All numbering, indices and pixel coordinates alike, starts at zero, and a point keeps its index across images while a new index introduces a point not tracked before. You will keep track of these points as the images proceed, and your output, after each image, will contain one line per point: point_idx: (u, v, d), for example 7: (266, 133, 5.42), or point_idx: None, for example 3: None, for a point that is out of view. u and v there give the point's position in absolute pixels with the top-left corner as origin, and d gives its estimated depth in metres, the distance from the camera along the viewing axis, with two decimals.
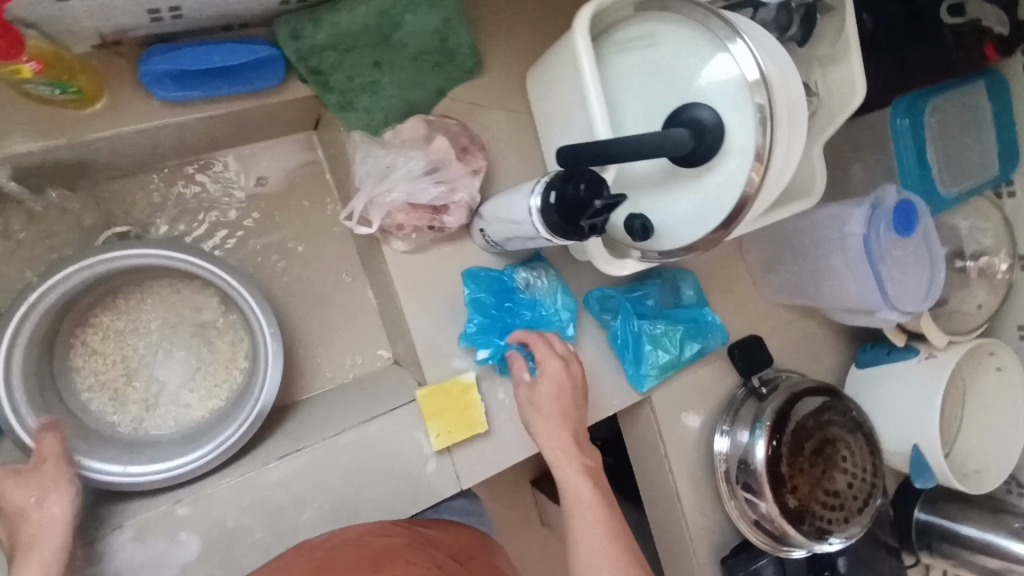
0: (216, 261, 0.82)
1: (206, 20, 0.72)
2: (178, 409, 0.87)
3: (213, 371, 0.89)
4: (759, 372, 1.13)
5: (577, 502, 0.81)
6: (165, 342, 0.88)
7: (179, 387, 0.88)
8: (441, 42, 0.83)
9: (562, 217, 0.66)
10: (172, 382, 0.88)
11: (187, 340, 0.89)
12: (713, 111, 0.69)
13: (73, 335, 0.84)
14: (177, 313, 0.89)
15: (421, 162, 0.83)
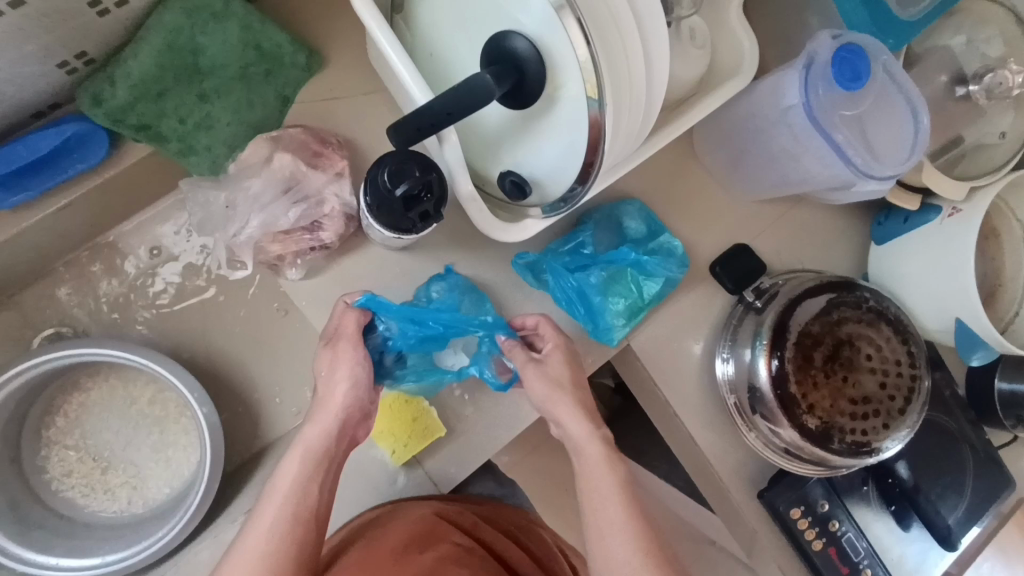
0: (124, 343, 0.81)
1: (7, 115, 0.69)
2: (155, 486, 0.89)
3: (174, 443, 0.90)
4: (753, 284, 0.98)
5: (588, 480, 0.73)
6: (123, 427, 0.90)
7: (149, 466, 0.89)
8: (258, 49, 0.76)
9: (385, 212, 0.59)
10: (142, 463, 0.89)
11: (143, 420, 0.90)
12: (528, 39, 0.57)
13: (38, 444, 0.88)
14: (125, 397, 0.90)
15: (277, 183, 0.77)
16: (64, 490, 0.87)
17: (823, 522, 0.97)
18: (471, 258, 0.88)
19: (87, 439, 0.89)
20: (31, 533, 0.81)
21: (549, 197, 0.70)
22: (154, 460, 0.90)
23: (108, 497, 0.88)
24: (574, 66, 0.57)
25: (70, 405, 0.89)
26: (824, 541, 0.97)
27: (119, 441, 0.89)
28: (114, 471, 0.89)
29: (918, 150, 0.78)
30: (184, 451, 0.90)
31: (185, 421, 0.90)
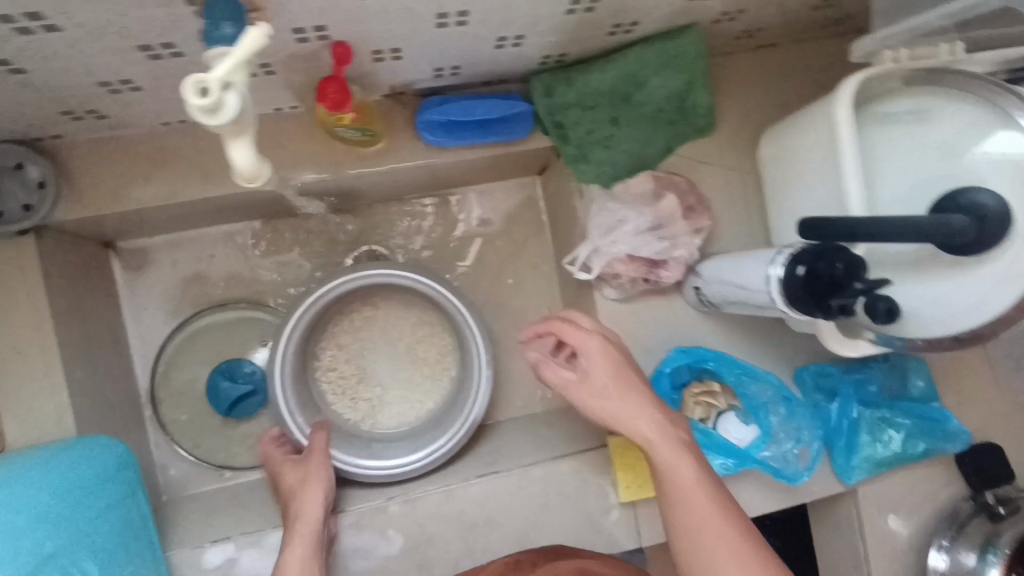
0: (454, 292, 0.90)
1: (477, 76, 0.80)
2: (393, 412, 0.97)
3: (422, 380, 0.99)
4: (994, 487, 0.95)
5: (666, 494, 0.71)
6: (388, 350, 0.99)
7: (397, 392, 0.98)
8: (679, 102, 0.84)
9: (808, 293, 0.64)
10: (392, 385, 0.98)
11: (406, 352, 0.99)
12: (997, 196, 0.60)
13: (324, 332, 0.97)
14: (401, 326, 1.00)
15: (646, 219, 0.83)
16: (323, 382, 0.96)
17: None
18: (759, 348, 0.91)
19: (359, 348, 0.99)
20: (304, 412, 0.89)
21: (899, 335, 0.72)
22: (402, 388, 0.98)
23: (355, 405, 0.97)
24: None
25: (360, 312, 0.99)
26: None
27: (383, 358, 0.99)
28: (368, 381, 0.98)
29: None
30: (430, 392, 0.98)
31: (440, 367, 0.99)
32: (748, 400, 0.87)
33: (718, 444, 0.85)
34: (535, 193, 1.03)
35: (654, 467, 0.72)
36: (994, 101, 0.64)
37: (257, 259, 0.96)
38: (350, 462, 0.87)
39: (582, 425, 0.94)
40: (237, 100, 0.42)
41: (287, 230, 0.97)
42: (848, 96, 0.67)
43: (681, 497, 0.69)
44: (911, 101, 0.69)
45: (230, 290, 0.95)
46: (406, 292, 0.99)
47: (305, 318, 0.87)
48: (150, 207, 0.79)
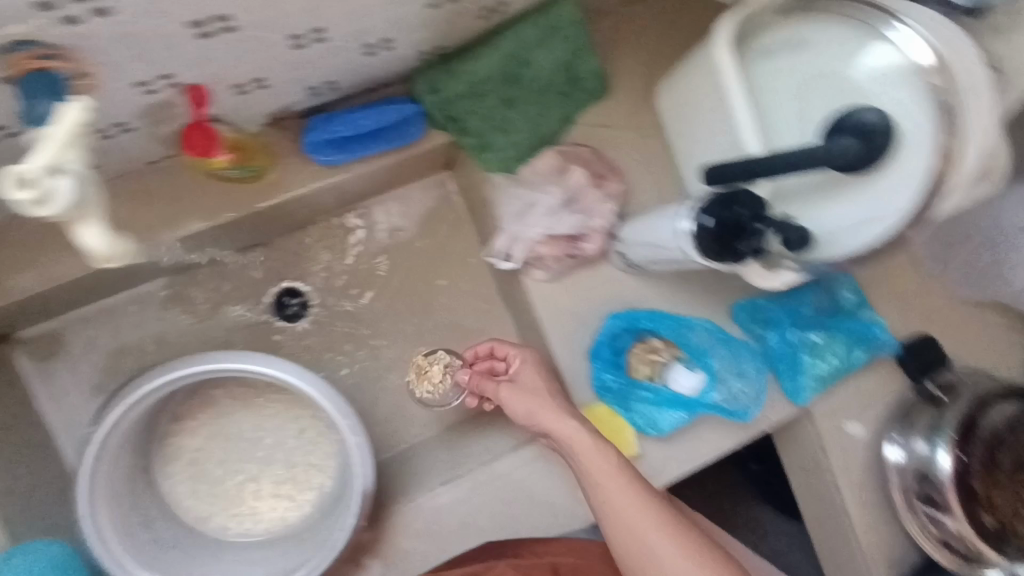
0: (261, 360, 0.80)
1: (356, 86, 0.77)
2: (271, 516, 0.94)
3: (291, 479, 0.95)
4: (936, 377, 0.99)
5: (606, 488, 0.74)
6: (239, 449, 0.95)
7: (263, 493, 0.95)
8: (568, 72, 0.83)
9: (720, 243, 0.64)
10: (258, 490, 0.95)
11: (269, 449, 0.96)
12: (880, 112, 0.62)
13: (163, 454, 0.93)
14: (261, 423, 0.96)
15: (558, 196, 0.82)
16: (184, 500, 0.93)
17: None
18: (694, 297, 0.92)
19: (209, 460, 0.95)
20: (146, 543, 0.83)
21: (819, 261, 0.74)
22: (268, 489, 0.95)
23: (235, 516, 0.94)
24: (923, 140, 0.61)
25: (203, 421, 0.95)
26: None
27: (240, 467, 0.95)
28: (231, 493, 0.94)
29: None
30: (299, 487, 0.95)
31: (314, 460, 0.96)
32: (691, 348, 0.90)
33: (671, 399, 0.88)
34: (448, 188, 1.01)
35: (595, 484, 0.75)
36: (861, 18, 0.65)
37: (175, 316, 0.92)
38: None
39: None
40: (72, 183, 0.40)
41: (202, 280, 0.94)
42: (726, 39, 0.68)
43: (617, 553, 0.74)
44: (790, 33, 0.70)
45: (152, 355, 0.92)
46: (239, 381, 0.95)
47: (104, 437, 0.78)
48: (42, 293, 0.75)
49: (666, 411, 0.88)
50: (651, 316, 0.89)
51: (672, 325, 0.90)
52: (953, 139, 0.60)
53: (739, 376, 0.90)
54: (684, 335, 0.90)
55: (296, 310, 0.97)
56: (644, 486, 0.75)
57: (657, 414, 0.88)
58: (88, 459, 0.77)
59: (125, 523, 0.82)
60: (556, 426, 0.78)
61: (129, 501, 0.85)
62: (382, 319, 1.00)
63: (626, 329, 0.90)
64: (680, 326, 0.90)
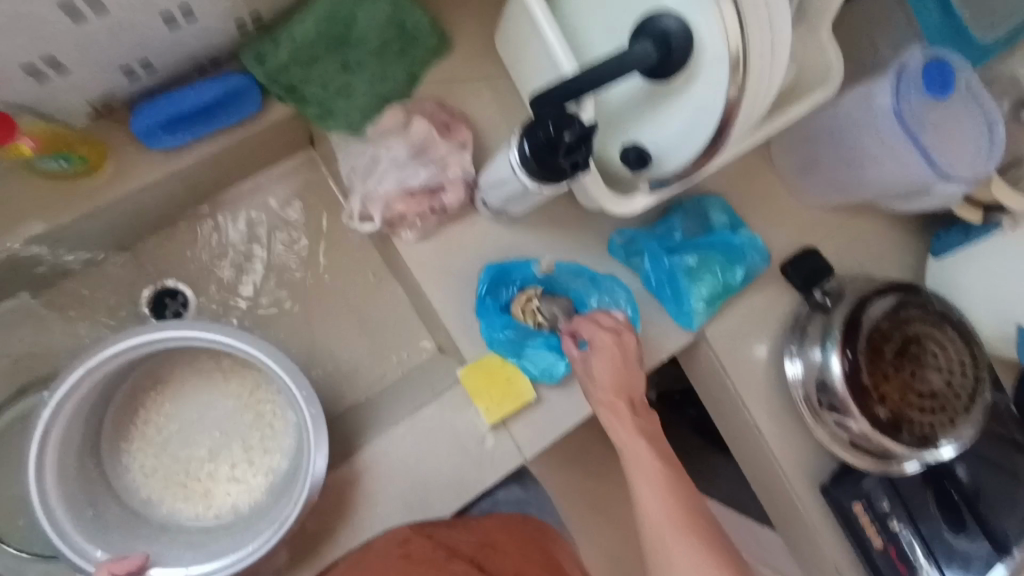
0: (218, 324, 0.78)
1: (177, 65, 0.76)
2: (226, 497, 0.90)
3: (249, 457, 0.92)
4: (821, 285, 1.03)
5: (633, 468, 0.76)
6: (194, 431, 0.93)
7: (222, 473, 0.91)
8: (400, 28, 0.83)
9: (540, 164, 0.65)
10: (217, 471, 0.91)
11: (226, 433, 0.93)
12: (678, 18, 0.64)
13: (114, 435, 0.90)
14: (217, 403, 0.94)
15: (403, 149, 0.83)
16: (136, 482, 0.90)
17: (882, 520, 1.00)
18: (569, 237, 0.93)
19: (168, 441, 0.93)
20: (87, 516, 0.78)
21: (662, 174, 0.76)
22: (226, 470, 0.91)
23: (187, 500, 0.89)
24: (717, 42, 0.63)
25: (162, 403, 0.94)
26: (884, 538, 0.99)
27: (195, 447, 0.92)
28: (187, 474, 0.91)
29: (991, 160, 0.86)
30: (255, 468, 0.91)
31: (271, 440, 0.92)
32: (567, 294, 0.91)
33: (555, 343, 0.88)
34: (317, 167, 1.00)
35: (634, 474, 0.76)
36: None
37: (45, 333, 0.90)
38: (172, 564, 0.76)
39: (437, 371, 0.95)
40: None
41: (70, 291, 0.91)
42: None
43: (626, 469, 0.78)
44: None
45: (25, 377, 0.89)
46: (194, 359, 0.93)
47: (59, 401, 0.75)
48: None
49: (552, 354, 0.87)
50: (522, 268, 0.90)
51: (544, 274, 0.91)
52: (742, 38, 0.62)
53: (616, 309, 0.90)
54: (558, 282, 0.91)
55: (175, 309, 0.94)
56: (660, 445, 0.78)
57: (545, 359, 0.88)
58: (39, 430, 0.74)
59: (71, 497, 0.78)
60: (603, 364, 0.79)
61: (76, 480, 0.81)
62: (267, 307, 0.98)
63: (499, 284, 0.90)
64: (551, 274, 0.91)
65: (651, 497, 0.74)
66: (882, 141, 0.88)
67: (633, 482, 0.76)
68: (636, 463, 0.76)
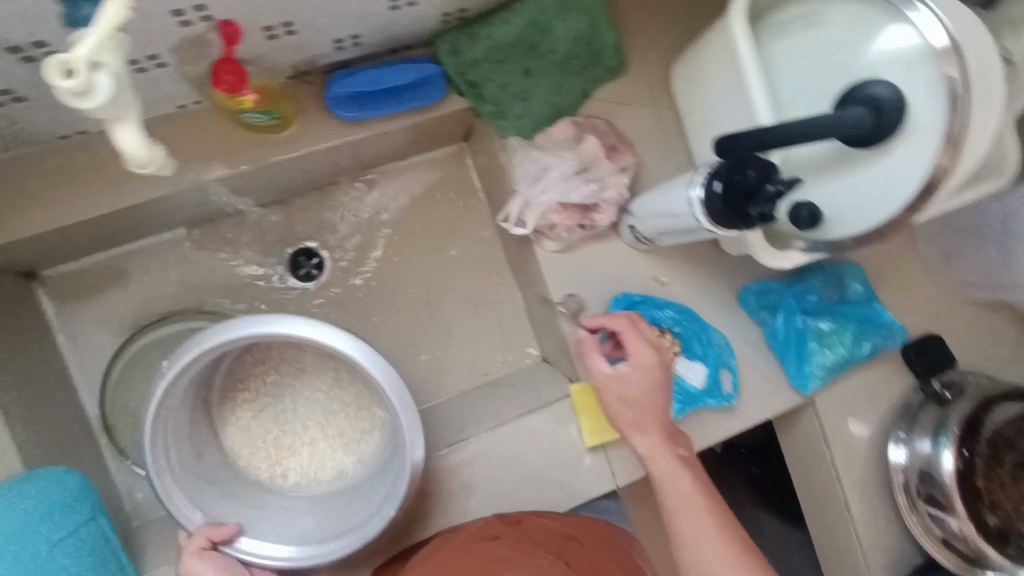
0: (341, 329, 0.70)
1: (380, 44, 0.79)
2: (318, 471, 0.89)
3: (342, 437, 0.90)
4: (940, 376, 0.99)
5: (681, 498, 0.77)
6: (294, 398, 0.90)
7: (319, 448, 0.90)
8: (588, 45, 0.84)
9: (729, 206, 0.65)
10: (310, 442, 0.90)
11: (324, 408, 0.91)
12: (891, 86, 0.64)
13: (223, 391, 0.88)
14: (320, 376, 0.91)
15: (572, 163, 0.84)
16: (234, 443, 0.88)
17: None
18: (701, 276, 0.93)
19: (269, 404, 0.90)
20: (192, 484, 0.77)
21: (825, 237, 0.75)
22: (320, 443, 0.90)
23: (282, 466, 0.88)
24: (934, 120, 0.62)
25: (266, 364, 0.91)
26: None
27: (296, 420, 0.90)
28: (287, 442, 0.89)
29: None
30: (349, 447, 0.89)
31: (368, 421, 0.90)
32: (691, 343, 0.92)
33: None
34: (464, 160, 1.03)
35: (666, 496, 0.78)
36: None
37: (192, 266, 0.95)
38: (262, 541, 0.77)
39: (543, 380, 0.96)
40: (110, 80, 0.41)
41: (220, 233, 0.95)
42: (740, 10, 0.70)
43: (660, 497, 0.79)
44: (805, 9, 0.72)
45: (167, 303, 0.94)
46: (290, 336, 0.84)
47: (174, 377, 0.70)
48: (64, 228, 0.77)
49: None
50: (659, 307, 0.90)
51: (677, 318, 0.91)
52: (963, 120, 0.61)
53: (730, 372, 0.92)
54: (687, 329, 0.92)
55: (309, 269, 0.98)
56: (697, 471, 0.81)
57: None
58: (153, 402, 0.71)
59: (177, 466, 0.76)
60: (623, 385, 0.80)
61: (184, 443, 0.79)
62: (391, 284, 1.01)
63: (631, 315, 0.90)
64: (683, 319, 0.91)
65: (691, 516, 0.75)
66: None
67: (659, 481, 0.79)
68: (662, 474, 0.79)
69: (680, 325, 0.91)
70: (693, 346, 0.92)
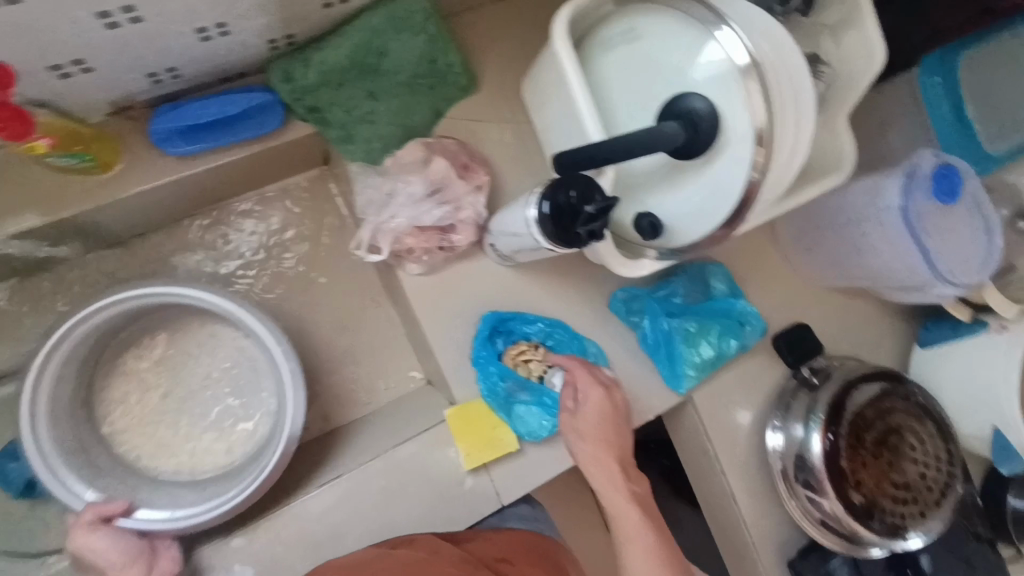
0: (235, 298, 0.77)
1: (204, 75, 0.75)
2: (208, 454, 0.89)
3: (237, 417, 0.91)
4: (810, 362, 1.06)
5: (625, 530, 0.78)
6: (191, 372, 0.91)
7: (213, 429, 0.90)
8: (431, 64, 0.83)
9: (558, 227, 0.65)
10: (197, 426, 0.90)
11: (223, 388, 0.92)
12: (706, 100, 0.65)
13: (121, 360, 0.89)
14: (211, 353, 0.92)
15: (422, 186, 0.83)
16: (122, 440, 0.87)
17: None
18: (571, 287, 0.94)
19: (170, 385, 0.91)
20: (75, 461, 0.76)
21: (670, 246, 0.77)
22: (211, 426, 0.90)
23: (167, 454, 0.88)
24: (741, 126, 0.65)
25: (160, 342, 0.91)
26: None
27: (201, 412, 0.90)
28: (175, 420, 0.89)
29: (988, 267, 0.89)
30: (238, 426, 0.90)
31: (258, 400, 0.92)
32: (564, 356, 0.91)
33: (547, 405, 0.87)
34: (329, 186, 1.00)
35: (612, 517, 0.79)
36: (686, 11, 0.67)
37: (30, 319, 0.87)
38: (152, 518, 0.73)
39: (422, 404, 0.94)
40: None
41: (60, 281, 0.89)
42: (564, 30, 0.69)
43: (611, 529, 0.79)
44: (626, 23, 0.72)
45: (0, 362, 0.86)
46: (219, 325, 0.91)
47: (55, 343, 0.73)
48: None
49: (540, 416, 0.86)
50: (526, 325, 0.90)
51: (543, 330, 0.91)
52: (764, 122, 0.64)
53: None
54: (560, 343, 0.91)
55: None
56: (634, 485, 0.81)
57: (535, 421, 0.87)
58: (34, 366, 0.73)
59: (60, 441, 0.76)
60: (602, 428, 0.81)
61: (62, 425, 0.77)
62: None
63: (497, 333, 0.89)
64: (551, 333, 0.91)
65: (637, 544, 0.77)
66: (886, 237, 0.89)
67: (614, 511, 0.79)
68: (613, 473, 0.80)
69: (549, 339, 0.91)
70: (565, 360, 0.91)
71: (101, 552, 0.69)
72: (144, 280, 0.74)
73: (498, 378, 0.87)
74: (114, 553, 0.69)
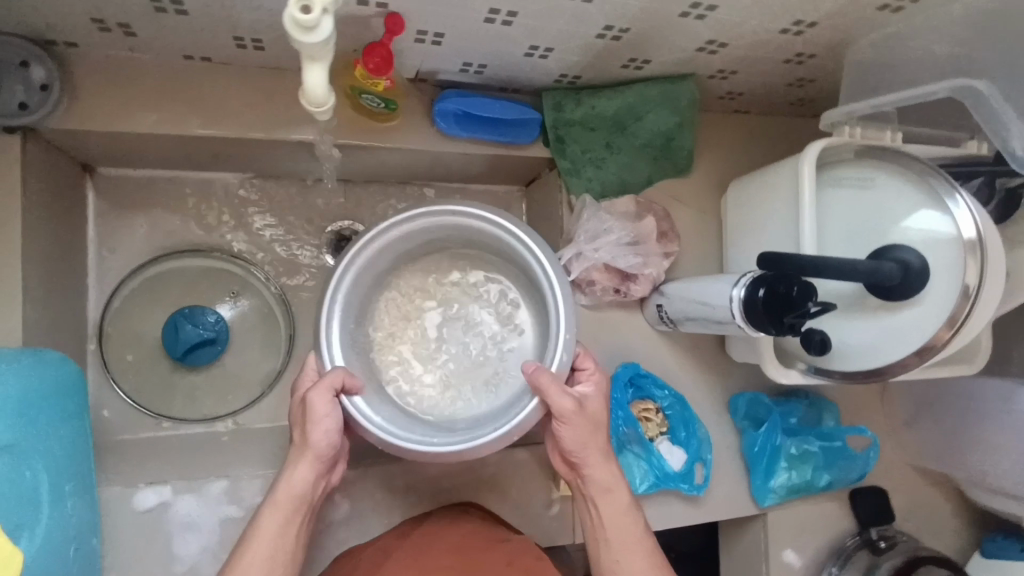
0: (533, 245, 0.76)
1: (496, 79, 0.87)
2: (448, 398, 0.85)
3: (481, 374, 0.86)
4: (879, 526, 1.09)
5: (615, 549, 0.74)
6: (454, 313, 0.90)
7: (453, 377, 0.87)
8: (667, 140, 0.95)
9: (768, 311, 0.73)
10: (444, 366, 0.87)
11: (478, 341, 0.88)
12: (920, 256, 0.74)
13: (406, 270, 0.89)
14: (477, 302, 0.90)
15: (627, 234, 0.92)
16: (376, 344, 0.86)
17: None
18: (701, 370, 1.01)
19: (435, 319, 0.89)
20: (348, 338, 0.78)
21: (828, 365, 0.86)
22: (452, 372, 0.87)
23: (409, 376, 0.86)
24: (942, 305, 0.75)
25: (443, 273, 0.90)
26: None
27: (456, 362, 0.88)
28: (425, 351, 0.88)
29: None
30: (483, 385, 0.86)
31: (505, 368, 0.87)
32: (679, 428, 0.96)
33: (652, 466, 0.94)
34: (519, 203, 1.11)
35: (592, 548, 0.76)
36: (925, 180, 0.77)
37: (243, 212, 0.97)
38: (368, 417, 0.72)
39: None
40: (329, 26, 0.47)
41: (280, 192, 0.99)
42: (813, 158, 0.80)
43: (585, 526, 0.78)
44: (863, 170, 0.82)
45: (205, 238, 0.94)
46: (505, 275, 0.90)
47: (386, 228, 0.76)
48: (152, 135, 0.79)
49: (644, 471, 0.94)
50: (657, 387, 0.96)
51: (671, 398, 0.97)
52: (965, 312, 0.73)
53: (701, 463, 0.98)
54: (679, 416, 0.97)
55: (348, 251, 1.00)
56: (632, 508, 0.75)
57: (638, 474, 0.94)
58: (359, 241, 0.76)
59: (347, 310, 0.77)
60: (594, 435, 0.73)
61: (354, 301, 0.79)
62: None
63: (631, 384, 0.96)
64: (676, 404, 0.97)
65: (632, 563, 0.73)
66: (1007, 436, 0.98)
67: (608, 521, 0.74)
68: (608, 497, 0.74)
69: (672, 408, 0.97)
70: (679, 433, 0.96)
71: (325, 431, 0.67)
72: (474, 203, 0.76)
73: (619, 424, 0.94)
74: (329, 436, 0.67)
